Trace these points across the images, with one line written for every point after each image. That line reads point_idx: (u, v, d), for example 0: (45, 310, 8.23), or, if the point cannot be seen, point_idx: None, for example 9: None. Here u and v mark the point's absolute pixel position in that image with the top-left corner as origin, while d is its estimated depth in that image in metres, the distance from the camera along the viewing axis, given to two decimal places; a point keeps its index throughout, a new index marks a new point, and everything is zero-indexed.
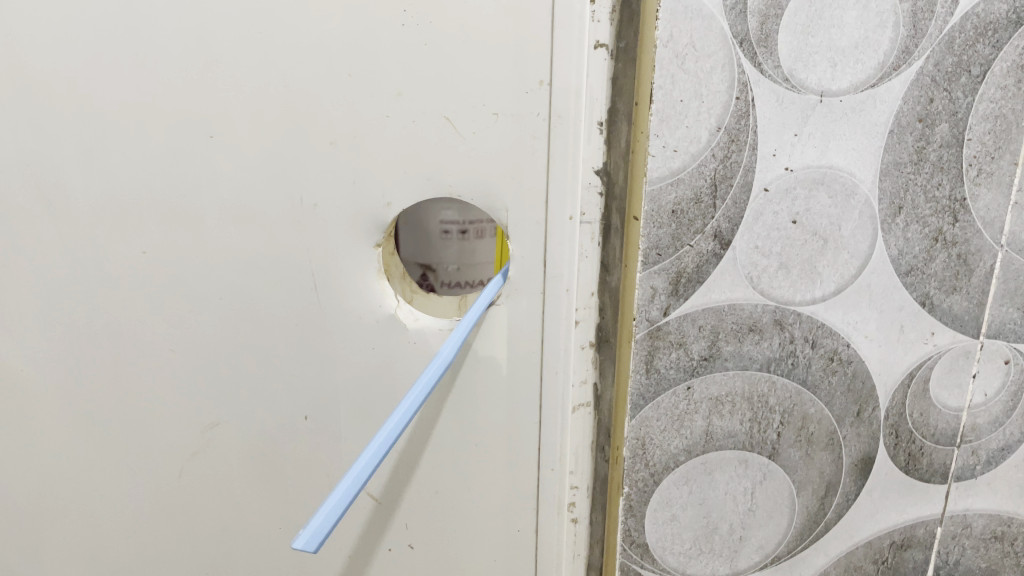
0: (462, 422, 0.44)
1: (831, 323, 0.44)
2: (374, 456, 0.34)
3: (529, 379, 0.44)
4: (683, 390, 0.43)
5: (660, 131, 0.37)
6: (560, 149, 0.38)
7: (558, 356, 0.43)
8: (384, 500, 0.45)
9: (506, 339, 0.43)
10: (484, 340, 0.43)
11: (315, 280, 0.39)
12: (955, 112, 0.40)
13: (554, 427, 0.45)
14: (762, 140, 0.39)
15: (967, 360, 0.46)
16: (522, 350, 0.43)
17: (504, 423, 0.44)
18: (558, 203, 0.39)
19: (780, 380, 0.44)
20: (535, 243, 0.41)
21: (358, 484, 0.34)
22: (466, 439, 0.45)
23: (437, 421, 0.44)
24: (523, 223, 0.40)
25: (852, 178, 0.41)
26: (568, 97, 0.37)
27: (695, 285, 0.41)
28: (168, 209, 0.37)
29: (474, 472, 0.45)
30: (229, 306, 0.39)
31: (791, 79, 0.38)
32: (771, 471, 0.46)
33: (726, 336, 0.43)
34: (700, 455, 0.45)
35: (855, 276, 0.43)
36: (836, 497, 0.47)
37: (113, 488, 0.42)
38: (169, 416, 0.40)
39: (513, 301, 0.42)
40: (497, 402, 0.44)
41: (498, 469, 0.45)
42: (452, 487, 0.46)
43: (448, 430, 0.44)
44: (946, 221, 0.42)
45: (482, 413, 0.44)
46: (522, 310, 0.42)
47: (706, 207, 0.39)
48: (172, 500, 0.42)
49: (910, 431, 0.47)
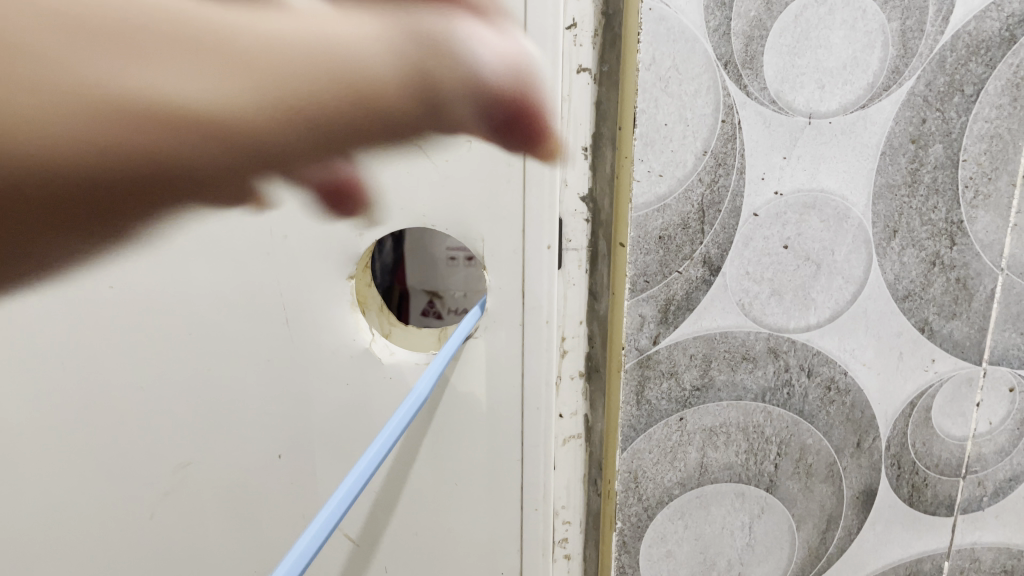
0: (441, 461, 0.41)
1: (826, 350, 0.42)
2: (358, 479, 0.33)
3: (510, 414, 0.40)
4: (675, 421, 0.42)
5: (645, 155, 0.37)
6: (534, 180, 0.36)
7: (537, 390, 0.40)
8: (362, 541, 0.42)
9: (485, 372, 0.39)
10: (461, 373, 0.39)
11: (290, 311, 0.37)
12: (948, 132, 0.39)
13: (538, 469, 0.41)
14: (751, 163, 0.38)
15: (969, 388, 0.44)
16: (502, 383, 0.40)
17: (487, 466, 0.41)
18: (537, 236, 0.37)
19: (776, 410, 0.43)
20: (513, 272, 0.38)
21: (344, 507, 0.33)
22: (448, 483, 0.41)
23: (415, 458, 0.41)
24: (500, 253, 0.38)
25: (844, 202, 0.40)
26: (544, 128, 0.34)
27: (685, 313, 0.40)
28: (127, 244, 0.35)
29: (455, 514, 0.42)
30: (196, 342, 0.37)
31: (778, 101, 0.37)
32: (770, 504, 0.45)
33: (719, 364, 0.42)
34: (695, 489, 0.44)
35: (850, 302, 0.42)
36: (838, 530, 0.46)
37: (77, 537, 0.40)
38: (139, 457, 0.39)
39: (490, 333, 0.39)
40: (477, 438, 0.40)
41: (481, 509, 0.42)
42: (434, 530, 0.42)
43: (426, 474, 0.41)
44: (943, 245, 0.41)
45: (464, 455, 0.41)
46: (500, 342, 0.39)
47: (693, 232, 0.39)
48: (144, 544, 0.40)
49: (913, 462, 0.45)
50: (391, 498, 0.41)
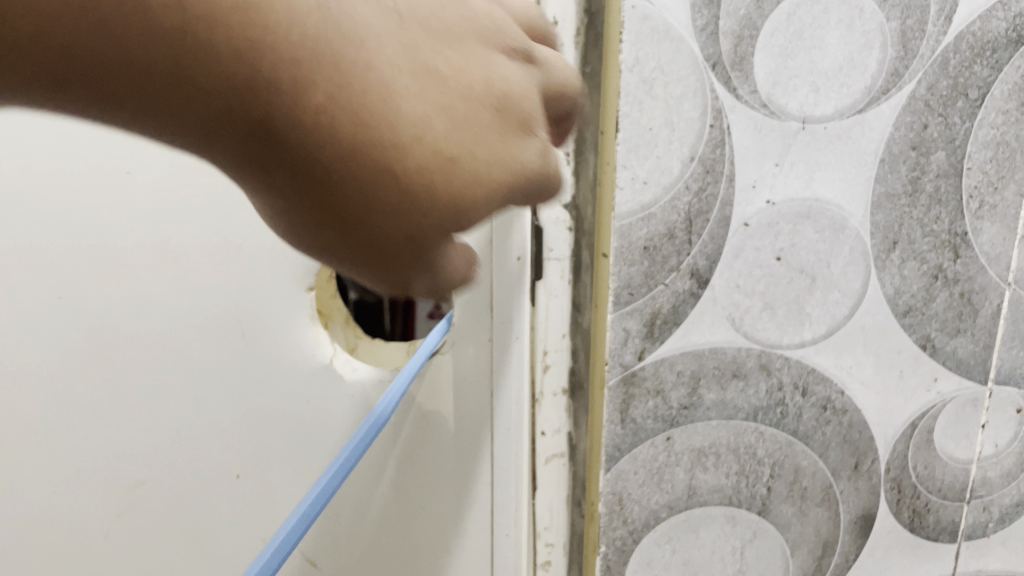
0: (406, 484, 0.37)
1: (822, 368, 0.40)
2: (318, 498, 0.30)
3: (480, 436, 0.37)
4: (662, 440, 0.40)
5: (628, 161, 0.35)
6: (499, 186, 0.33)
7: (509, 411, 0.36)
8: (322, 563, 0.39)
9: (453, 391, 0.36)
10: (427, 391, 0.36)
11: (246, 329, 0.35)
12: (952, 139, 0.37)
13: (508, 501, 0.37)
14: (740, 170, 0.36)
15: (974, 408, 0.42)
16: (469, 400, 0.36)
17: (457, 495, 0.38)
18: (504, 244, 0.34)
19: (768, 430, 0.41)
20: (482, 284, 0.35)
21: (304, 524, 0.30)
22: (414, 511, 0.38)
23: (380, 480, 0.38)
24: None
25: (840, 212, 0.38)
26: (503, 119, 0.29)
27: (672, 327, 0.38)
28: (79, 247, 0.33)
29: (420, 541, 0.38)
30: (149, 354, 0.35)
31: (770, 105, 0.35)
32: (762, 529, 0.42)
33: (708, 381, 0.40)
34: (683, 512, 0.42)
35: (847, 317, 0.39)
36: (834, 557, 0.43)
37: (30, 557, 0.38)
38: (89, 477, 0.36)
39: (458, 349, 0.36)
40: (443, 463, 0.37)
41: (447, 539, 0.38)
42: (399, 556, 0.39)
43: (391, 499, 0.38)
44: (946, 257, 0.39)
45: (432, 480, 0.37)
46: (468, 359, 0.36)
47: (681, 242, 0.37)
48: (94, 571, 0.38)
49: (914, 486, 0.43)
50: (354, 524, 0.38)
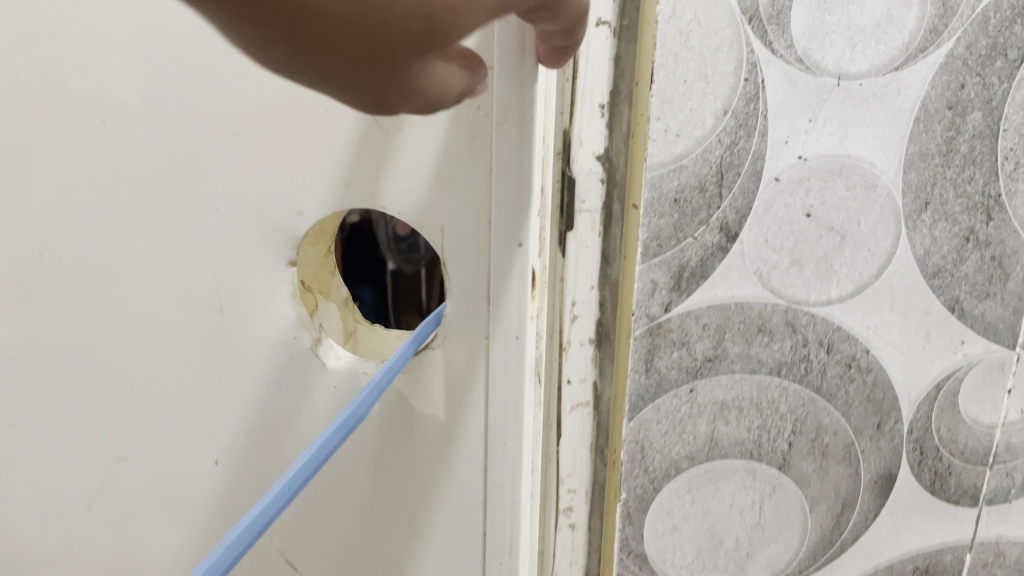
0: (391, 474, 0.37)
1: (848, 326, 0.40)
2: (283, 494, 0.28)
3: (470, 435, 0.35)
4: (686, 392, 0.41)
5: (661, 113, 0.36)
6: (506, 158, 0.29)
7: (504, 422, 0.34)
8: (297, 544, 0.41)
9: (442, 390, 0.35)
10: (415, 387, 0.35)
11: (233, 290, 0.36)
12: (989, 99, 0.37)
13: (499, 506, 0.36)
14: (773, 125, 0.37)
15: (1000, 372, 0.42)
16: (460, 401, 0.35)
17: (430, 507, 0.37)
18: (511, 227, 0.30)
19: (792, 386, 0.41)
20: (474, 276, 0.32)
21: (259, 526, 0.27)
22: (392, 501, 0.38)
23: (359, 468, 0.38)
24: (459, 249, 0.32)
25: (872, 169, 0.38)
26: (519, 80, 0.27)
27: (699, 280, 0.39)
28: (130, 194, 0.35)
29: (406, 529, 0.38)
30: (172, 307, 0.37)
31: (806, 60, 0.36)
32: (782, 483, 0.43)
33: (733, 336, 0.40)
34: (704, 463, 0.43)
35: (876, 276, 0.40)
36: (853, 515, 0.44)
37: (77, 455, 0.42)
38: (115, 398, 0.40)
39: (448, 346, 0.34)
40: (432, 457, 0.37)
41: (434, 528, 0.38)
42: (381, 541, 0.39)
43: (361, 499, 0.38)
44: (978, 219, 0.39)
45: (406, 492, 0.37)
46: (457, 358, 0.34)
47: (711, 196, 0.38)
48: (134, 488, 0.41)
49: (936, 449, 0.43)
50: (324, 504, 0.39)
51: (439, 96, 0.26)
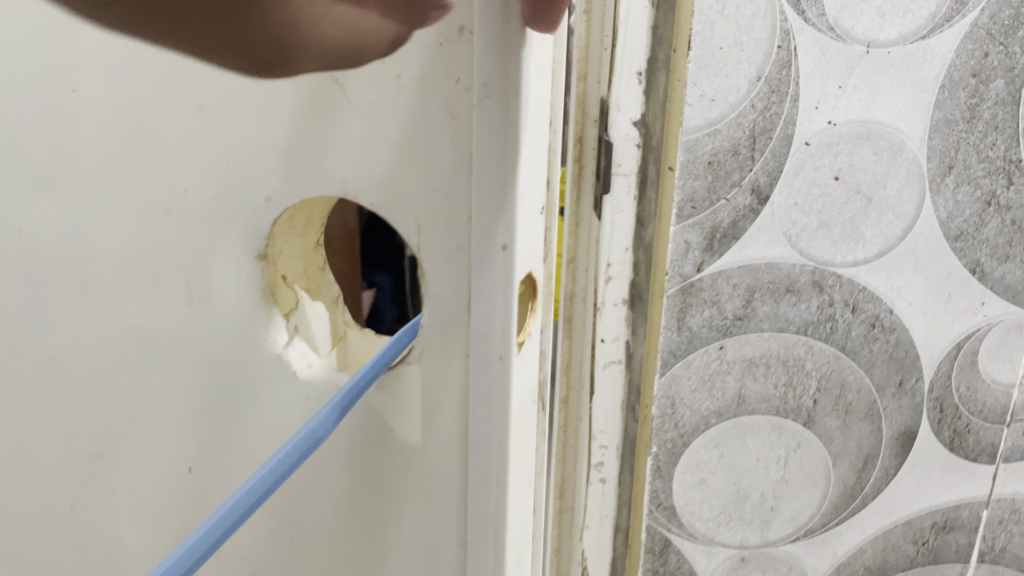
0: (353, 530, 0.27)
1: (873, 287, 0.42)
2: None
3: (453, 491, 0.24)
4: (715, 349, 0.43)
5: (698, 79, 0.38)
6: (483, 146, 0.19)
7: (486, 483, 0.23)
8: None
9: (421, 414, 0.24)
10: (390, 409, 0.25)
11: (137, 298, 0.26)
12: (1011, 68, 0.39)
13: None
14: (804, 91, 0.39)
15: (1019, 333, 0.44)
16: (439, 441, 0.24)
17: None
18: (481, 235, 0.20)
19: (817, 344, 0.43)
20: (453, 280, 0.22)
21: None
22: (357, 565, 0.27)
23: (312, 518, 0.27)
24: (435, 246, 0.22)
25: (899, 135, 0.40)
26: (503, 61, 0.18)
27: (730, 241, 0.41)
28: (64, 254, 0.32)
29: None
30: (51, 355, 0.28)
31: (837, 28, 0.38)
32: (806, 439, 0.45)
33: (762, 295, 0.42)
34: (731, 419, 0.45)
35: (900, 239, 0.41)
36: (874, 470, 0.46)
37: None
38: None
39: (426, 365, 0.23)
40: (406, 514, 0.26)
41: None
42: None
43: (319, 561, 0.28)
44: (1000, 184, 0.41)
45: (376, 556, 0.27)
46: (433, 381, 0.23)
47: (744, 159, 0.39)
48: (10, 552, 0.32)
49: (955, 407, 0.45)
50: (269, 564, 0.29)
51: (357, 41, 0.21)
